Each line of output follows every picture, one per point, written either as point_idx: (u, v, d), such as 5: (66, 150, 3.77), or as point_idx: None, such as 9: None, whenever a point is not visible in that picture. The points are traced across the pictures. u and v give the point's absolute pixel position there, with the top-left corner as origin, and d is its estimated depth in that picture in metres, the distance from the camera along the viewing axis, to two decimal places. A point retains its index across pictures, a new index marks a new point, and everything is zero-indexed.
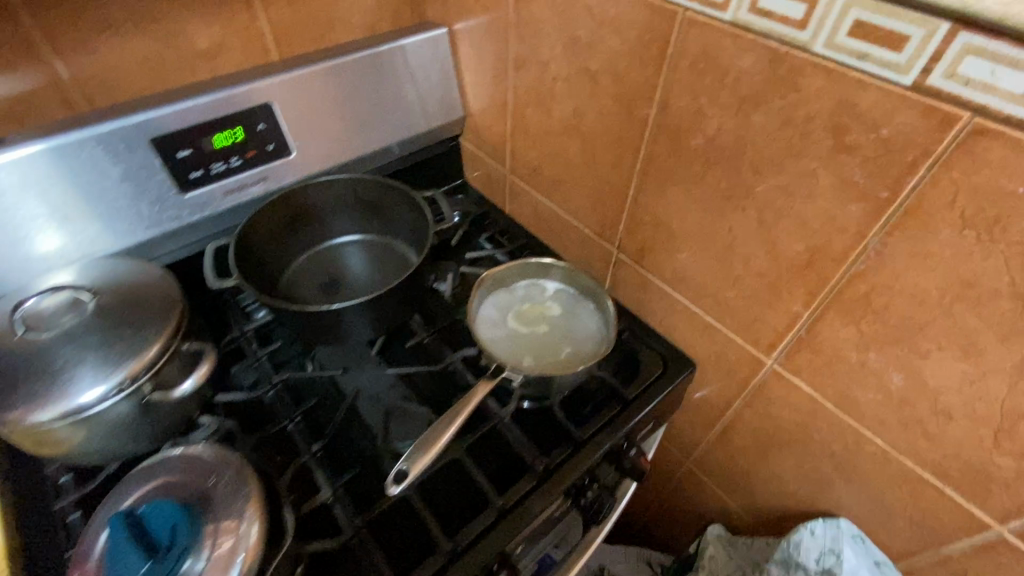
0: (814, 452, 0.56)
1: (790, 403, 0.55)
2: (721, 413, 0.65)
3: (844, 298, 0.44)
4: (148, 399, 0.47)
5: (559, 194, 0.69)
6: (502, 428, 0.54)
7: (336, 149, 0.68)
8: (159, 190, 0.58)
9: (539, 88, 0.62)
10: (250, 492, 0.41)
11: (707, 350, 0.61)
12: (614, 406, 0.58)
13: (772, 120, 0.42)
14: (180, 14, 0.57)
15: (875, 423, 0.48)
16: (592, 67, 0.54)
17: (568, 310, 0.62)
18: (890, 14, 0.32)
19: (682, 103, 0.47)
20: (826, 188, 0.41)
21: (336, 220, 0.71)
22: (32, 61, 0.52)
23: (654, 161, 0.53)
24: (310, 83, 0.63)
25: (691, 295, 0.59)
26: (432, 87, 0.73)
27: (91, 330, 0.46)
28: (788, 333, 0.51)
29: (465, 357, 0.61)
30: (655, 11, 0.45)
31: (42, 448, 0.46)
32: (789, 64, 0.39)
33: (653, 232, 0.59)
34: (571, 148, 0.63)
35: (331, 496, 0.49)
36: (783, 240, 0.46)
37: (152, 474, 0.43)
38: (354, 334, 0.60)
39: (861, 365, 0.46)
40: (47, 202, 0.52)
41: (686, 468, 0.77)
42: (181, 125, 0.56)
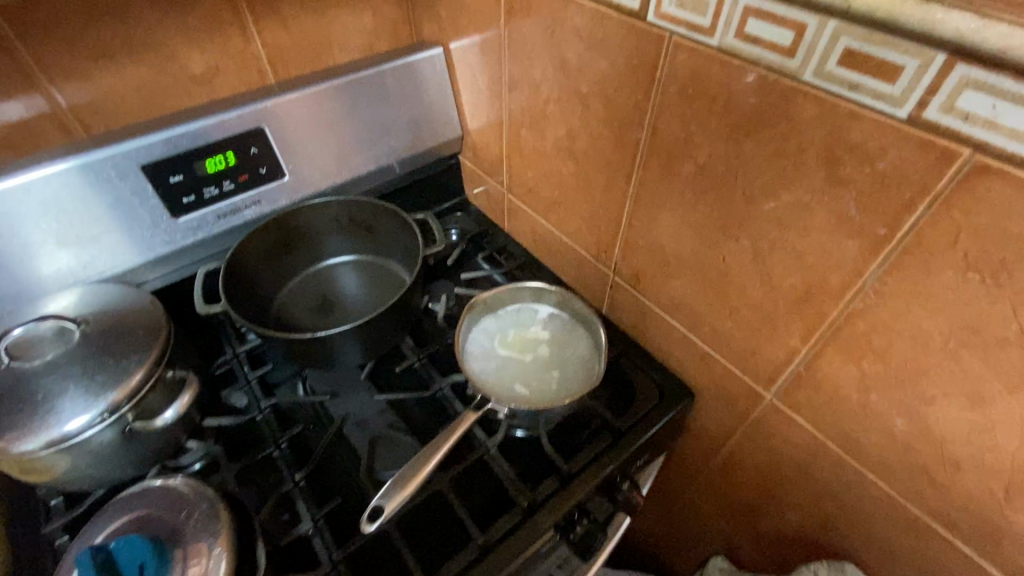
0: (817, 492, 0.53)
1: (790, 441, 0.52)
2: (720, 447, 0.62)
3: (843, 335, 0.42)
4: (130, 429, 0.47)
5: (554, 214, 0.67)
6: (488, 459, 0.53)
7: (329, 171, 0.68)
8: (152, 216, 0.59)
9: (532, 109, 0.60)
10: (221, 531, 0.40)
11: (705, 380, 0.58)
12: (606, 438, 0.56)
13: (763, 149, 0.39)
14: (175, 40, 0.58)
15: (879, 468, 0.45)
16: (582, 89, 0.52)
17: (560, 337, 0.61)
18: (881, 42, 0.30)
19: (671, 129, 0.45)
20: (820, 221, 0.39)
21: (330, 242, 0.72)
22: (30, 90, 0.53)
23: (646, 186, 0.52)
24: (302, 107, 0.63)
25: (687, 323, 0.57)
26: (427, 107, 0.72)
27: (74, 360, 0.47)
28: (786, 367, 0.48)
29: (455, 384, 0.60)
30: (641, 35, 0.43)
31: (30, 475, 0.46)
32: (778, 93, 0.36)
33: (648, 258, 0.57)
34: (565, 169, 0.61)
35: (311, 527, 0.49)
36: (778, 273, 0.44)
37: (128, 507, 0.42)
38: (343, 359, 0.60)
39: (862, 406, 0.44)
40: (41, 229, 0.53)
41: (686, 499, 0.74)
42: (172, 151, 0.57)
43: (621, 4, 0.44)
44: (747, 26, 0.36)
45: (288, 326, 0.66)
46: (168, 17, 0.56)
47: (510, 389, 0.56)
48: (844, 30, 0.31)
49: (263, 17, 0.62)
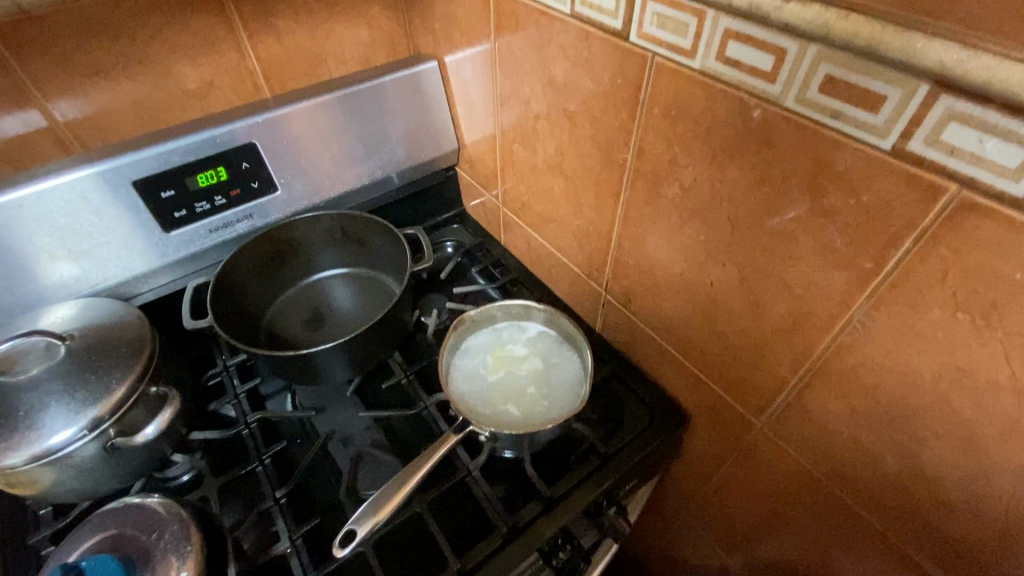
0: (810, 527, 0.50)
1: (781, 472, 0.50)
2: (712, 473, 0.60)
3: (832, 368, 0.40)
4: (112, 444, 0.47)
5: (547, 230, 0.66)
6: (470, 481, 0.52)
7: (322, 185, 0.69)
8: (144, 230, 0.60)
9: (523, 124, 0.59)
10: (190, 552, 0.41)
11: (696, 405, 0.57)
12: (592, 462, 0.55)
13: (747, 175, 0.38)
14: (169, 56, 0.59)
15: (873, 506, 0.43)
16: (570, 107, 0.51)
17: (546, 356, 0.60)
18: (863, 70, 0.29)
19: (656, 150, 0.44)
20: (806, 250, 0.37)
21: (323, 255, 0.72)
22: (27, 106, 0.54)
23: (633, 206, 0.50)
24: (294, 122, 0.63)
25: (678, 346, 0.55)
26: (422, 120, 0.72)
27: (57, 375, 0.47)
28: (776, 397, 0.46)
29: (441, 402, 0.59)
30: (624, 54, 0.42)
31: (15, 488, 0.46)
32: (760, 118, 0.35)
33: (637, 278, 0.55)
34: (556, 186, 0.60)
35: (289, 547, 0.48)
36: (766, 301, 0.42)
37: (102, 525, 0.43)
38: (329, 375, 0.59)
39: (854, 441, 0.42)
40: (34, 243, 0.54)
41: (680, 523, 0.71)
42: (164, 167, 0.58)
43: (604, 23, 0.43)
44: (728, 49, 0.35)
45: (277, 339, 0.66)
46: (162, 34, 0.57)
47: (493, 408, 0.56)
48: (825, 56, 0.30)
49: (257, 33, 0.62)
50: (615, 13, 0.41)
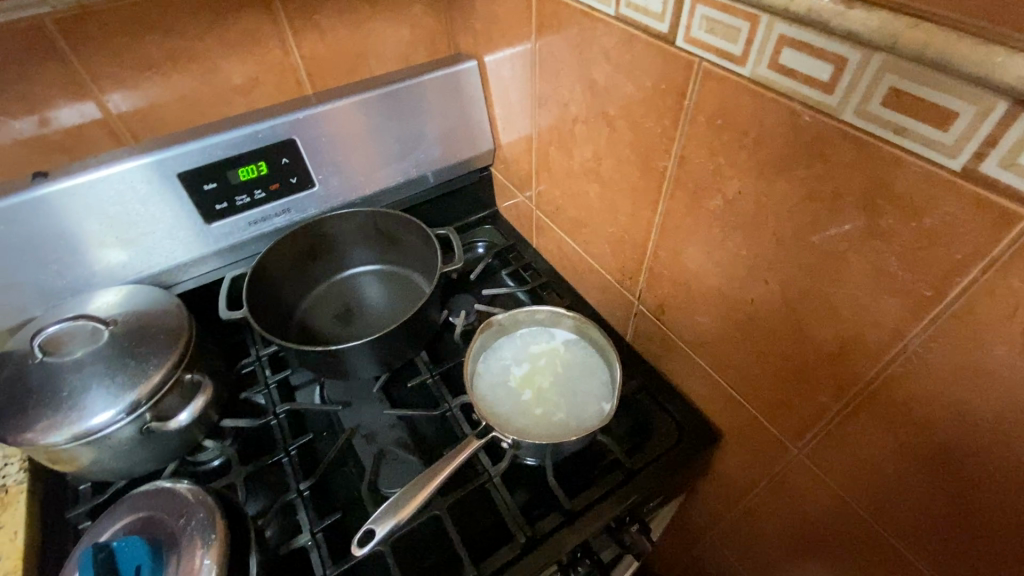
0: (844, 560, 0.48)
1: (815, 500, 0.48)
2: (742, 496, 0.57)
3: (879, 398, 0.37)
4: (148, 428, 0.49)
5: (580, 235, 0.65)
6: (490, 487, 0.52)
7: (357, 182, 0.69)
8: (186, 221, 0.62)
9: (561, 128, 0.58)
10: (214, 540, 0.41)
11: (728, 425, 0.54)
12: (616, 477, 0.53)
13: (796, 190, 0.36)
14: (216, 52, 0.60)
15: (919, 548, 0.40)
16: (610, 111, 0.50)
17: (574, 365, 0.59)
18: (932, 83, 0.26)
19: (699, 159, 0.42)
20: (858, 274, 0.35)
21: (356, 251, 0.73)
22: (84, 98, 0.57)
23: (671, 216, 0.49)
24: (333, 120, 0.64)
25: (712, 363, 0.53)
26: (458, 119, 0.72)
27: (100, 359, 0.49)
28: (816, 423, 0.44)
29: (465, 405, 0.59)
30: (669, 59, 0.41)
31: (57, 465, 0.49)
32: (813, 131, 0.33)
33: (672, 290, 0.53)
34: (591, 191, 0.59)
35: (310, 541, 0.48)
36: (811, 323, 0.40)
37: (135, 506, 0.44)
38: (356, 371, 0.60)
39: (901, 479, 0.39)
40: (86, 230, 0.57)
41: (706, 544, 0.69)
42: (207, 160, 0.59)
43: (649, 26, 0.41)
44: (782, 56, 0.33)
45: (309, 333, 0.67)
46: (210, 31, 0.59)
47: (518, 414, 0.55)
48: (889, 67, 0.28)
49: (302, 30, 0.63)
50: (661, 16, 0.40)
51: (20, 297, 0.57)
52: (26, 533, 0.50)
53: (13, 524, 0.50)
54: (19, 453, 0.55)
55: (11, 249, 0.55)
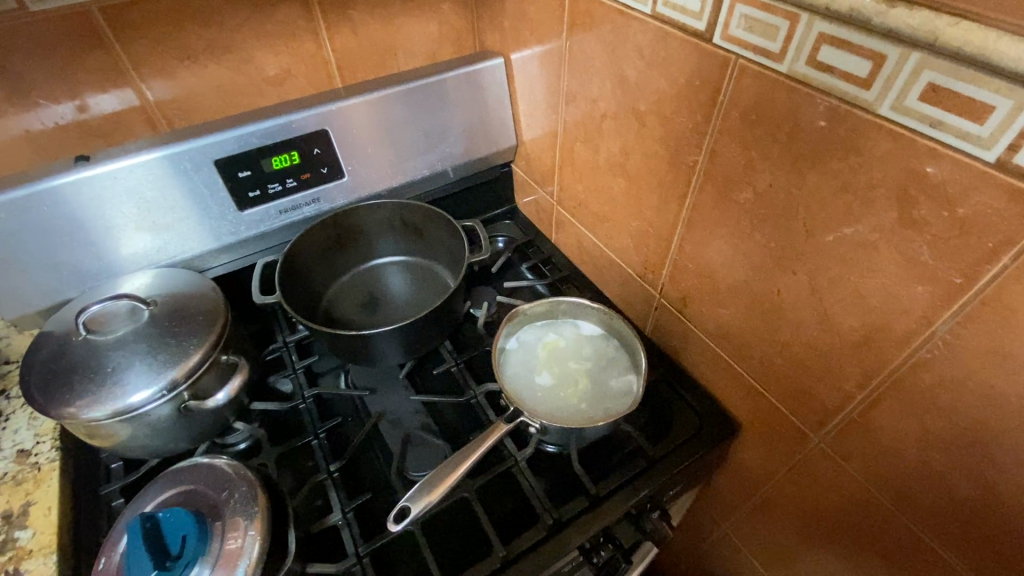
0: (863, 546, 0.49)
1: (835, 487, 0.49)
2: (759, 485, 0.59)
3: (905, 385, 0.39)
4: (185, 407, 0.50)
5: (602, 230, 0.66)
6: (516, 471, 0.53)
7: (385, 173, 0.70)
8: (219, 207, 0.63)
9: (588, 123, 0.60)
10: (257, 513, 0.43)
11: (747, 416, 0.56)
12: (638, 464, 0.55)
13: (828, 183, 0.37)
14: (252, 43, 0.62)
15: (937, 530, 0.42)
16: (640, 107, 0.51)
17: (599, 356, 0.61)
18: (970, 79, 0.28)
19: (731, 154, 0.44)
20: (888, 264, 0.36)
21: (382, 242, 0.75)
22: (123, 85, 0.58)
23: (699, 209, 0.50)
24: (363, 112, 0.65)
25: (734, 354, 0.54)
26: (484, 114, 0.73)
27: (141, 337, 0.51)
28: (839, 412, 0.45)
29: (489, 393, 0.60)
30: (704, 56, 0.42)
31: (95, 440, 0.50)
32: (850, 125, 0.34)
33: (696, 283, 0.55)
34: (616, 185, 0.60)
35: (341, 520, 0.49)
36: (837, 313, 0.41)
37: (177, 480, 0.46)
38: (383, 358, 0.61)
39: (922, 464, 0.40)
40: (123, 213, 0.58)
41: (721, 532, 0.71)
42: (242, 148, 0.61)
43: (686, 24, 0.43)
44: (819, 53, 0.34)
45: (335, 319, 0.69)
46: (249, 22, 0.60)
47: (543, 402, 0.57)
48: (928, 63, 0.29)
49: (335, 24, 0.65)
50: (699, 14, 0.41)
51: (56, 279, 0.58)
52: (59, 509, 0.50)
53: (46, 501, 0.51)
54: (52, 431, 0.56)
55: (51, 230, 0.56)
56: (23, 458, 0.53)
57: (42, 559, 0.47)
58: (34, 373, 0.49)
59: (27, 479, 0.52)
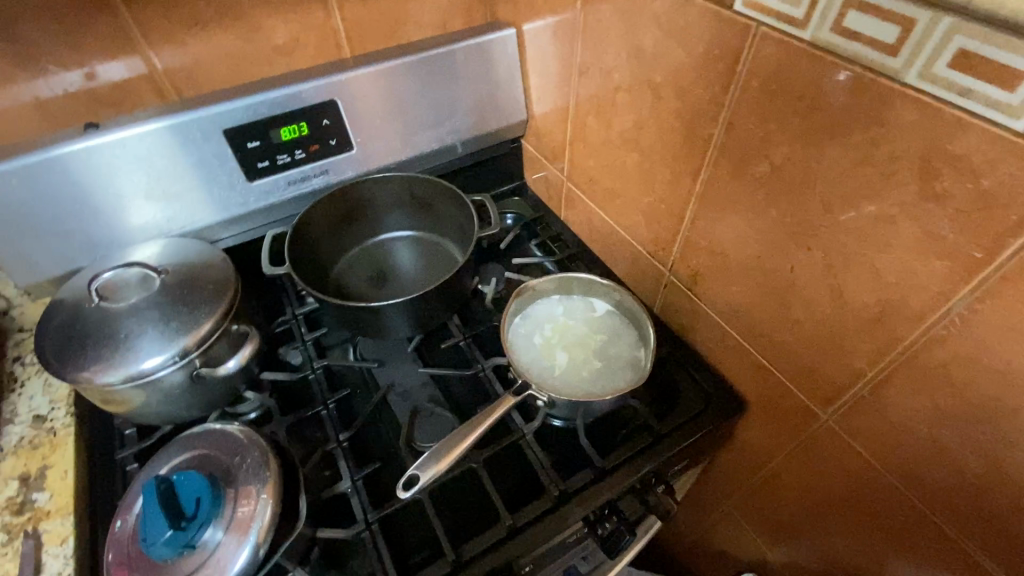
0: (866, 522, 0.50)
1: (841, 464, 0.49)
2: (763, 463, 0.59)
3: (918, 362, 0.39)
4: (197, 373, 0.51)
5: (613, 206, 0.65)
6: (523, 444, 0.54)
7: (394, 146, 0.70)
8: (229, 177, 0.63)
9: (601, 97, 0.59)
10: (269, 478, 0.44)
11: (755, 394, 0.56)
12: (644, 439, 0.55)
13: (848, 156, 0.37)
14: (261, 10, 0.61)
15: (943, 508, 0.42)
16: (656, 79, 0.50)
17: (608, 332, 0.61)
18: (1003, 44, 0.27)
19: (748, 126, 0.43)
20: (906, 239, 0.36)
21: (390, 216, 0.74)
22: (132, 52, 0.57)
23: (713, 184, 0.49)
24: (372, 82, 0.64)
25: (744, 332, 0.54)
26: (495, 87, 0.72)
27: (153, 305, 0.51)
28: (848, 389, 0.45)
29: (497, 366, 0.61)
30: (724, 25, 0.41)
31: (110, 405, 0.50)
32: (875, 95, 0.34)
33: (708, 260, 0.54)
34: (629, 160, 0.59)
35: (350, 488, 0.50)
36: (852, 290, 0.41)
37: (190, 444, 0.47)
38: (392, 331, 0.61)
39: (932, 441, 0.40)
40: (133, 182, 0.58)
41: (723, 509, 0.72)
42: (251, 117, 0.60)
43: None
44: (847, 19, 0.33)
45: (345, 293, 0.69)
46: None
47: (550, 376, 0.57)
48: (959, 28, 0.29)
49: None
50: None
51: (68, 246, 0.59)
52: (75, 473, 0.51)
53: (62, 465, 0.52)
54: (66, 398, 0.56)
55: (63, 197, 0.56)
56: (39, 423, 0.54)
57: (60, 519, 0.48)
58: (49, 338, 0.49)
59: (43, 444, 0.53)
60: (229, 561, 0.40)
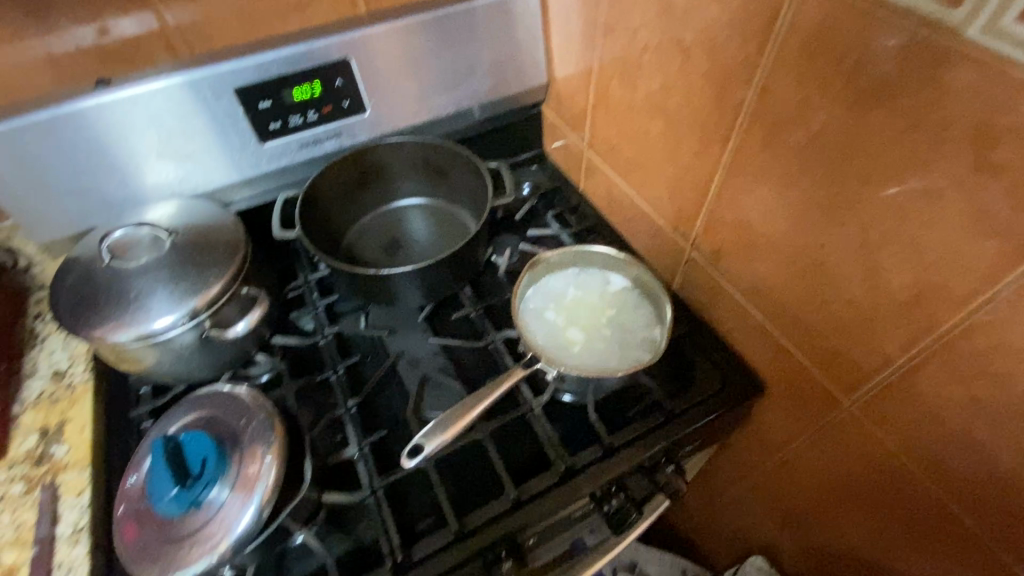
0: (883, 512, 0.48)
1: (861, 453, 0.47)
2: (778, 447, 0.58)
3: (955, 349, 0.36)
4: (207, 335, 0.51)
5: (634, 176, 0.63)
6: (531, 417, 0.53)
7: (408, 109, 0.67)
8: (241, 139, 0.62)
9: (626, 58, 0.56)
10: (274, 441, 0.44)
11: (775, 377, 0.54)
12: (655, 417, 0.54)
13: (894, 123, 0.34)
14: None
15: (968, 503, 0.40)
16: (686, 38, 0.47)
17: (623, 307, 0.59)
18: None
19: (784, 90, 0.40)
20: (953, 216, 0.33)
21: (403, 182, 0.73)
22: (143, 6, 0.56)
23: (742, 154, 0.46)
24: (387, 40, 0.62)
25: (766, 311, 0.51)
26: (515, 47, 0.69)
27: (163, 265, 0.51)
28: (874, 375, 0.43)
29: (508, 339, 0.60)
30: None
31: (123, 363, 0.51)
32: (930, 55, 0.31)
33: (732, 235, 0.51)
34: (653, 127, 0.56)
35: (357, 454, 0.50)
36: (887, 271, 0.38)
37: (199, 405, 0.47)
38: (403, 300, 0.60)
39: (962, 433, 0.38)
40: (146, 141, 0.58)
41: (734, 490, 0.71)
42: (262, 76, 0.59)
43: None
44: None
45: (356, 260, 0.68)
46: None
47: (561, 350, 0.56)
48: None
49: None
50: None
51: (83, 205, 0.59)
52: (92, 428, 0.52)
53: (80, 419, 0.53)
54: (85, 355, 0.57)
55: (76, 155, 0.56)
56: (59, 378, 0.56)
57: (77, 472, 0.50)
58: (63, 296, 0.50)
59: (63, 398, 0.54)
60: (234, 519, 0.41)
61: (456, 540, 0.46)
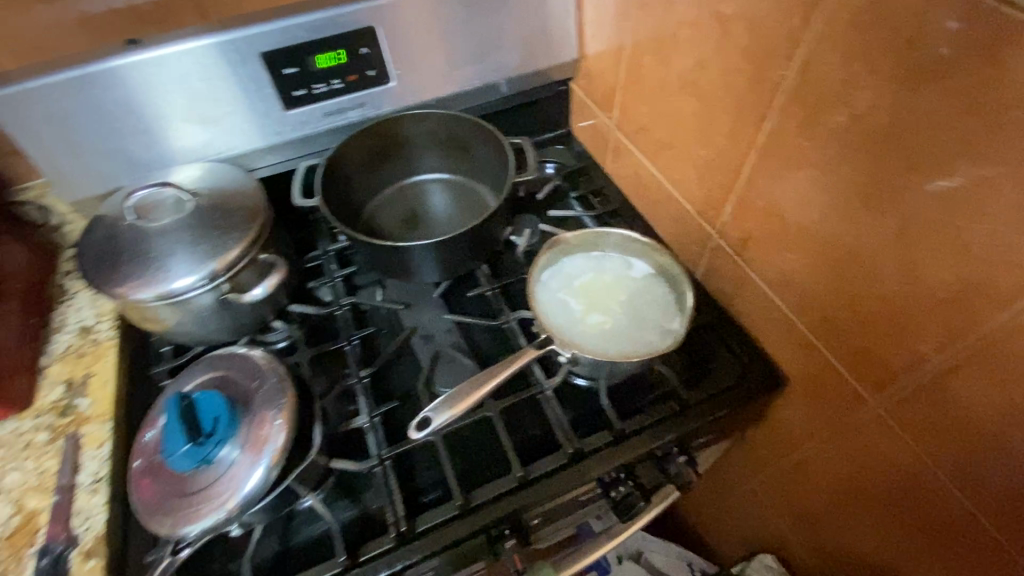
0: (903, 517, 0.47)
1: (885, 455, 0.46)
2: (796, 445, 0.56)
3: (995, 351, 0.34)
4: (224, 298, 0.51)
5: (663, 159, 0.60)
6: (542, 398, 0.52)
7: (433, 81, 0.66)
8: (266, 105, 0.62)
9: (661, 33, 0.53)
10: (284, 405, 0.44)
11: (797, 372, 0.52)
12: (669, 406, 0.52)
13: (947, 105, 0.31)
14: None
15: (997, 513, 0.39)
16: (725, 10, 0.44)
17: (642, 292, 0.58)
18: None
19: (828, 68, 0.37)
20: (1005, 207, 0.31)
21: (425, 156, 0.72)
22: None
23: (778, 137, 0.44)
24: (414, 9, 0.61)
25: (793, 304, 0.49)
26: (545, 20, 0.67)
27: (184, 227, 0.51)
28: (904, 375, 0.41)
29: (523, 319, 0.59)
30: None
31: (145, 322, 0.52)
32: (993, 30, 0.28)
33: (762, 223, 0.49)
34: (685, 107, 0.54)
35: (367, 424, 0.50)
36: (928, 265, 0.36)
37: (215, 366, 0.48)
38: (419, 274, 0.60)
39: (997, 440, 0.36)
40: (172, 104, 0.58)
41: (747, 486, 0.69)
42: (288, 42, 0.58)
43: None
44: None
45: (375, 233, 0.68)
46: None
47: (576, 332, 0.55)
48: None
49: None
50: None
51: (111, 165, 0.60)
52: (115, 383, 0.54)
53: (104, 374, 0.54)
54: (111, 312, 0.59)
55: (106, 115, 0.56)
56: (85, 333, 0.57)
57: (99, 424, 0.51)
58: (88, 253, 0.51)
59: (88, 353, 0.56)
60: (244, 478, 0.41)
61: (460, 515, 0.46)
